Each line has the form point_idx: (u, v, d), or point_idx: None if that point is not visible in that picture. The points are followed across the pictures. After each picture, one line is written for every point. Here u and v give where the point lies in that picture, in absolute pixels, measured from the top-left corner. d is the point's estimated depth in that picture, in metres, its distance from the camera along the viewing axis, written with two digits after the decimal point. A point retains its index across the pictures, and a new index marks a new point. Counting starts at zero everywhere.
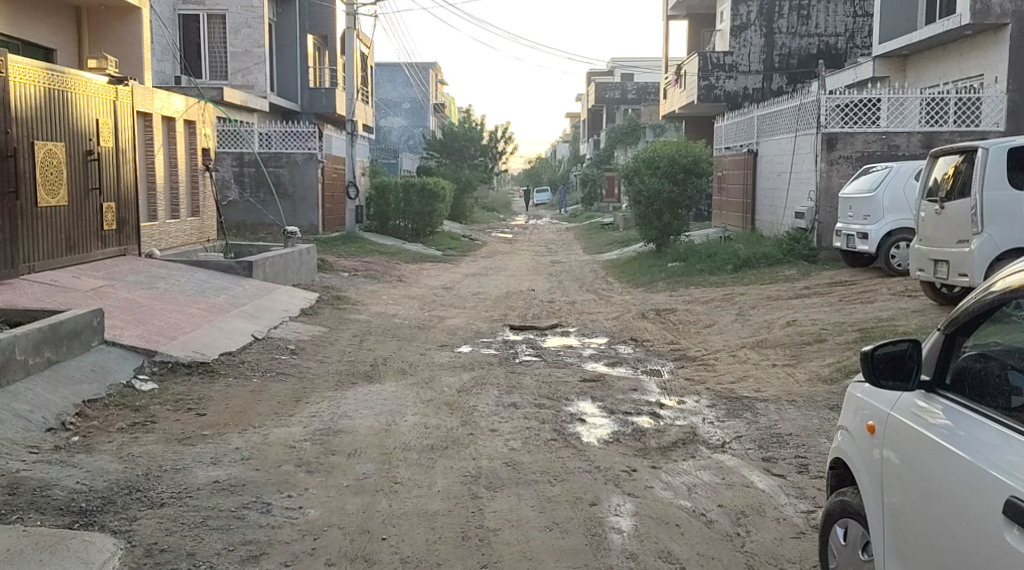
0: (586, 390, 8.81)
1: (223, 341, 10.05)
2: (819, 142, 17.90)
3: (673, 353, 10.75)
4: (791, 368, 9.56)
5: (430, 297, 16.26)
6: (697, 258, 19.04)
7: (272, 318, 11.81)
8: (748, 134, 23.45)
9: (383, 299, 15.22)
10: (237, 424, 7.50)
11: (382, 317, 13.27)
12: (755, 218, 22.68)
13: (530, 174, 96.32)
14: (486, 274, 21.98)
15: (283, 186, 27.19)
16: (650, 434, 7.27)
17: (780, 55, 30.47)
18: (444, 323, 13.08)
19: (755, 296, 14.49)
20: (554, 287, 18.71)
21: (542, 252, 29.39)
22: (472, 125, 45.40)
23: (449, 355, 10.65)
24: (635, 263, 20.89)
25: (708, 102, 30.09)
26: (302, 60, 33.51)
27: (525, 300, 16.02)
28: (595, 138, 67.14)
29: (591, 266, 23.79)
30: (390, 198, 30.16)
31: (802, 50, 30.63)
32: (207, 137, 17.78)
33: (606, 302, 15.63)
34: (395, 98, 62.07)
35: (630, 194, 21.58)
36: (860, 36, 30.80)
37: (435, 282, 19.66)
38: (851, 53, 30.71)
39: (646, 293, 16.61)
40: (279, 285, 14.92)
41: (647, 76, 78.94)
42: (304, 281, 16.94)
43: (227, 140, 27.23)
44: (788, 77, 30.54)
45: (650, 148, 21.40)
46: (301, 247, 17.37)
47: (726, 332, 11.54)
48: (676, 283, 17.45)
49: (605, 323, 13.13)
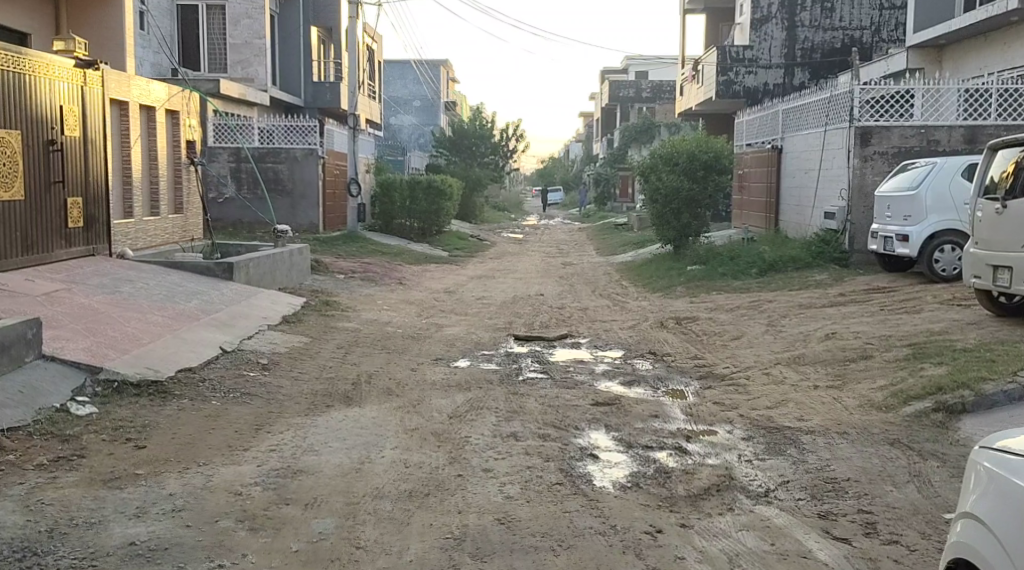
0: (598, 416, 7.54)
1: (184, 355, 8.82)
2: (852, 136, 16.63)
3: (698, 370, 9.47)
4: (835, 391, 8.27)
5: (430, 302, 15.03)
6: (718, 260, 17.74)
7: (248, 326, 10.60)
8: (772, 129, 22.12)
9: (378, 305, 13.99)
10: (179, 461, 6.26)
11: (374, 324, 12.05)
12: (779, 218, 21.35)
13: (543, 174, 95.16)
14: (493, 277, 20.74)
15: (282, 183, 26.01)
16: (676, 476, 5.99)
17: (802, 49, 29.10)
18: (442, 332, 11.85)
19: (784, 304, 13.17)
20: (565, 292, 17.43)
21: (553, 253, 28.13)
22: (483, 122, 44.15)
23: (443, 371, 9.41)
24: (651, 266, 19.60)
25: (727, 97, 28.79)
26: (305, 53, 32.36)
27: (533, 306, 14.76)
28: (609, 137, 65.91)
29: (604, 268, 22.50)
30: (395, 197, 28.94)
31: (825, 44, 29.26)
32: (190, 129, 16.62)
33: (621, 309, 14.37)
34: (406, 96, 61.04)
35: (647, 191, 20.30)
36: (886, 29, 29.25)
37: (438, 285, 18.42)
38: (876, 47, 29.27)
39: (664, 299, 15.32)
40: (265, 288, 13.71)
41: (661, 74, 77.53)
42: (295, 284, 15.73)
43: (222, 135, 26.01)
44: (810, 73, 29.16)
45: (668, 144, 20.10)
46: (293, 247, 16.17)
47: (756, 345, 10.25)
48: (697, 288, 16.15)
49: (620, 333, 11.86)
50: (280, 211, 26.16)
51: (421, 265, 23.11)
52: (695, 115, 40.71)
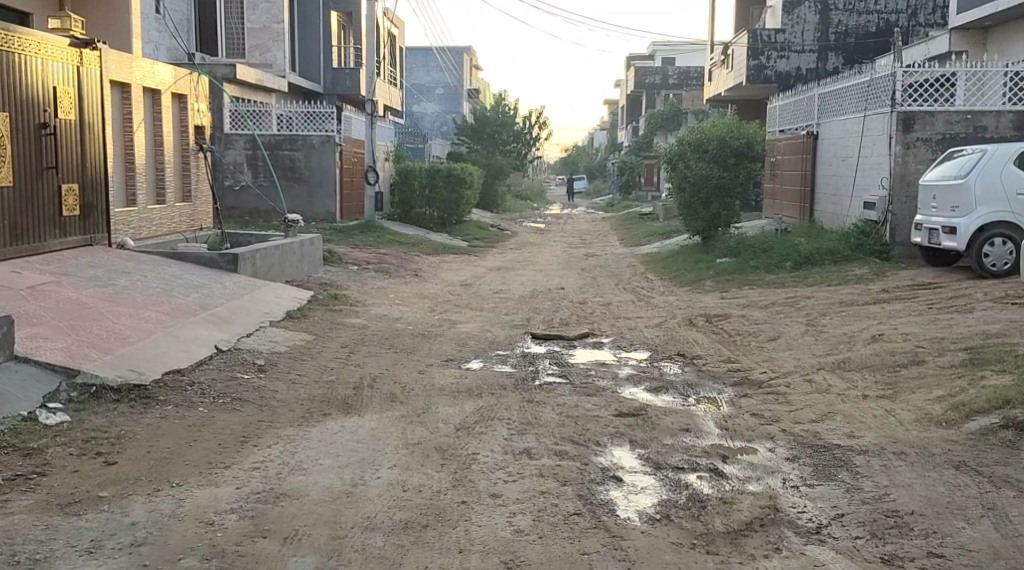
0: (623, 429, 6.76)
1: (174, 355, 8.12)
2: (893, 122, 15.74)
3: (733, 375, 8.67)
4: (887, 403, 7.46)
5: (445, 296, 14.31)
6: (750, 252, 16.89)
7: (247, 323, 9.91)
8: (808, 115, 21.19)
9: (390, 299, 13.28)
10: (151, 482, 5.55)
11: (383, 320, 11.34)
12: (814, 208, 20.47)
13: (567, 163, 94.27)
14: (513, 269, 19.99)
15: (298, 171, 25.35)
16: (712, 508, 5.24)
17: (836, 33, 28.03)
18: (456, 330, 11.11)
19: (822, 302, 12.34)
20: (587, 285, 16.64)
21: (576, 244, 27.34)
22: (506, 108, 43.36)
23: (454, 375, 8.68)
24: (679, 258, 18.77)
25: (757, 83, 27.82)
26: (325, 38, 31.69)
27: (553, 301, 14.01)
28: (634, 125, 64.94)
29: (629, 260, 21.67)
30: (415, 185, 28.23)
31: (860, 28, 28.14)
32: (200, 113, 15.94)
33: (646, 305, 13.59)
34: (429, 84, 60.37)
35: (675, 180, 19.46)
36: (923, 13, 28.08)
37: (455, 277, 17.70)
38: (913, 31, 28.06)
39: (693, 295, 14.49)
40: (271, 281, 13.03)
41: (688, 61, 76.37)
42: (304, 276, 15.06)
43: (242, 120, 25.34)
44: (844, 58, 28.10)
45: (697, 130, 19.25)
46: (304, 237, 15.52)
47: (795, 348, 9.44)
48: (728, 282, 15.32)
49: (646, 332, 11.07)
50: (296, 199, 25.52)
51: (440, 256, 22.39)
52: (724, 102, 39.73)
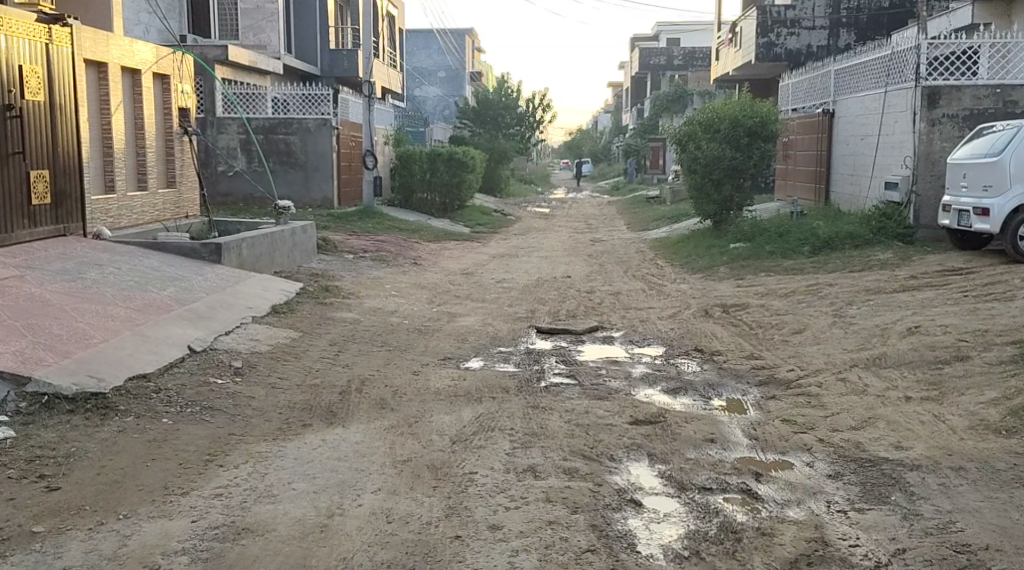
0: (640, 440, 5.98)
1: (142, 358, 7.34)
2: (918, 98, 14.91)
3: (758, 374, 7.88)
4: (933, 407, 6.68)
5: (445, 285, 13.53)
6: (765, 236, 16.07)
7: (227, 319, 9.13)
8: (823, 91, 20.32)
9: (385, 289, 12.50)
10: (95, 512, 4.79)
11: (377, 314, 10.56)
12: (830, 189, 19.63)
13: (571, 147, 93.34)
14: (517, 256, 19.20)
15: (294, 155, 24.53)
16: (749, 542, 4.51)
17: (848, 9, 27.10)
18: (456, 324, 10.33)
19: (846, 290, 11.53)
20: (595, 273, 15.84)
21: (582, 229, 26.54)
22: (508, 91, 42.48)
23: (451, 375, 7.90)
24: (690, 243, 17.96)
25: (767, 61, 26.94)
26: (321, 18, 30.80)
27: (559, 290, 13.24)
28: (638, 108, 64.05)
29: (637, 246, 20.85)
30: (415, 169, 27.40)
31: (872, 3, 27.17)
32: (183, 94, 15.16)
33: (658, 294, 12.80)
34: (430, 66, 59.30)
35: (685, 162, 18.64)
36: None
37: (456, 266, 16.92)
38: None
39: (707, 283, 13.69)
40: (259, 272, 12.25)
41: (693, 41, 75.34)
42: (296, 265, 14.30)
43: (241, 103, 24.56)
44: (856, 34, 27.20)
45: (708, 108, 18.40)
46: (295, 225, 14.76)
47: (824, 343, 8.64)
48: (744, 268, 14.52)
49: (660, 324, 10.27)
50: (292, 185, 24.71)
51: (440, 243, 21.59)
52: (732, 81, 38.86)
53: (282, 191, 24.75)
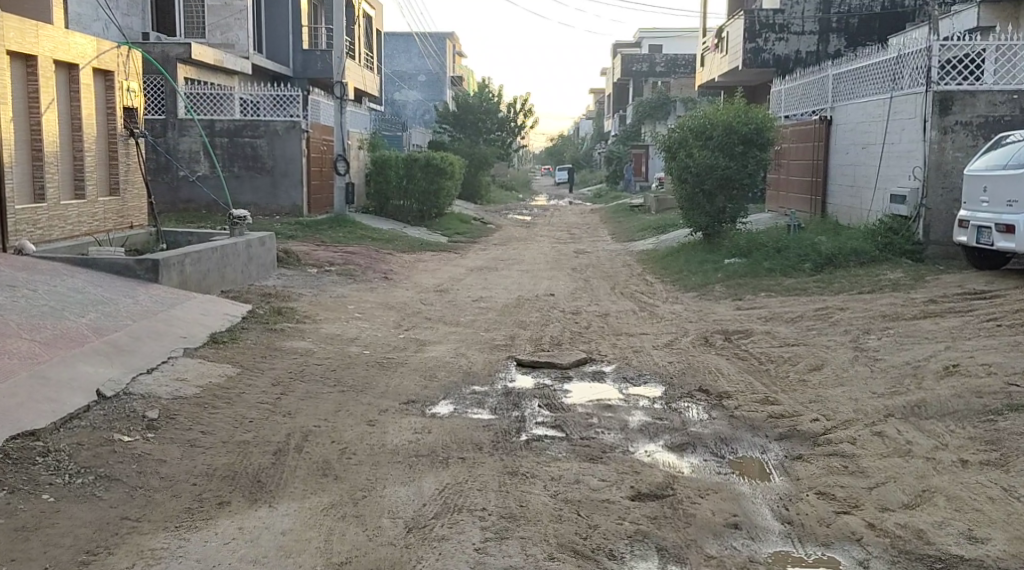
0: (643, 527, 4.77)
1: (35, 408, 6.03)
2: (929, 103, 13.77)
3: (775, 426, 6.66)
4: (999, 476, 5.47)
5: (415, 304, 12.25)
6: (762, 251, 14.90)
7: (153, 353, 7.81)
8: (818, 98, 19.20)
9: (348, 310, 11.19)
10: None
11: (335, 343, 9.25)
12: (826, 201, 18.47)
13: (552, 153, 92.22)
14: (496, 269, 17.94)
15: (260, 160, 23.15)
16: None
17: (839, 13, 26.09)
18: (424, 354, 9.05)
19: (861, 316, 10.34)
20: (580, 291, 14.61)
21: (565, 239, 25.34)
22: (488, 95, 41.28)
23: (414, 425, 6.60)
24: (679, 257, 16.80)
25: (755, 67, 25.85)
26: (294, 18, 29.39)
27: (541, 312, 11.98)
28: (621, 114, 62.93)
29: (623, 259, 19.63)
30: (390, 174, 26.03)
31: (863, 8, 26.16)
32: (130, 93, 13.85)
33: (652, 317, 11.58)
34: (411, 71, 57.74)
35: (674, 169, 17.47)
36: None
37: (430, 281, 15.63)
38: (920, 10, 25.96)
39: (703, 304, 12.49)
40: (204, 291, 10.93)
41: (676, 48, 74.49)
42: (251, 283, 12.99)
43: (206, 106, 23.15)
44: (847, 39, 26.18)
45: (700, 113, 17.18)
46: (252, 237, 13.46)
47: (851, 386, 7.42)
48: (742, 287, 13.34)
49: (655, 356, 9.03)
50: (259, 191, 23.32)
51: (414, 254, 20.29)
52: (718, 88, 37.85)
53: (248, 197, 23.37)
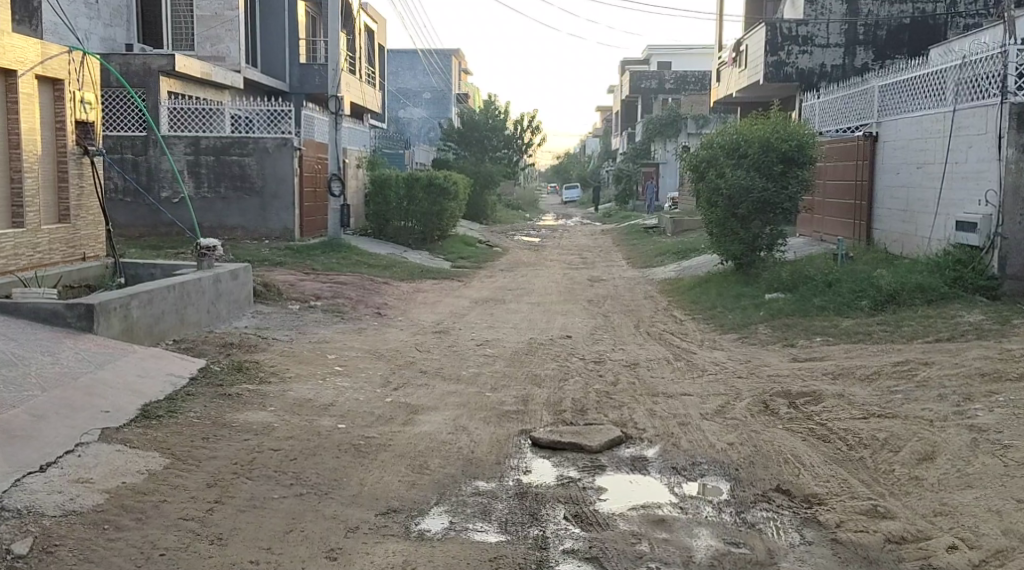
0: None
1: None
2: (1005, 117, 11.89)
3: (900, 563, 4.80)
4: None
5: (409, 351, 10.37)
6: (808, 285, 13.03)
7: (57, 440, 5.93)
8: (860, 112, 17.29)
9: (327, 361, 9.31)
10: None
11: (304, 414, 7.36)
12: (872, 227, 16.60)
13: (559, 170, 90.65)
14: (503, 301, 16.10)
15: (248, 179, 21.33)
16: None
17: (865, 25, 23.83)
18: (415, 429, 7.14)
19: (954, 374, 8.42)
20: (599, 331, 12.75)
21: (576, 265, 23.48)
22: (495, 112, 39.57)
23: (394, 560, 4.74)
24: (711, 290, 14.95)
25: (777, 82, 23.96)
26: (291, 30, 27.63)
27: (558, 362, 10.11)
28: (630, 132, 61.41)
29: (644, 289, 17.79)
30: (390, 195, 24.17)
31: (892, 19, 23.78)
32: (87, 104, 12.07)
33: (691, 369, 9.69)
34: (415, 87, 56.31)
35: (703, 192, 15.65)
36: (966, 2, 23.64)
37: (428, 317, 13.77)
38: (953, 23, 23.72)
39: (749, 351, 10.58)
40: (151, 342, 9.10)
41: (684, 64, 73.08)
42: (219, 325, 11.19)
43: (195, 121, 21.31)
44: (874, 52, 23.93)
45: (732, 128, 15.40)
46: (222, 271, 11.64)
47: (986, 494, 5.50)
48: (789, 331, 11.45)
49: (708, 430, 7.12)
50: (246, 213, 21.50)
51: (414, 282, 18.48)
52: (733, 103, 36.11)
53: (234, 219, 21.55)
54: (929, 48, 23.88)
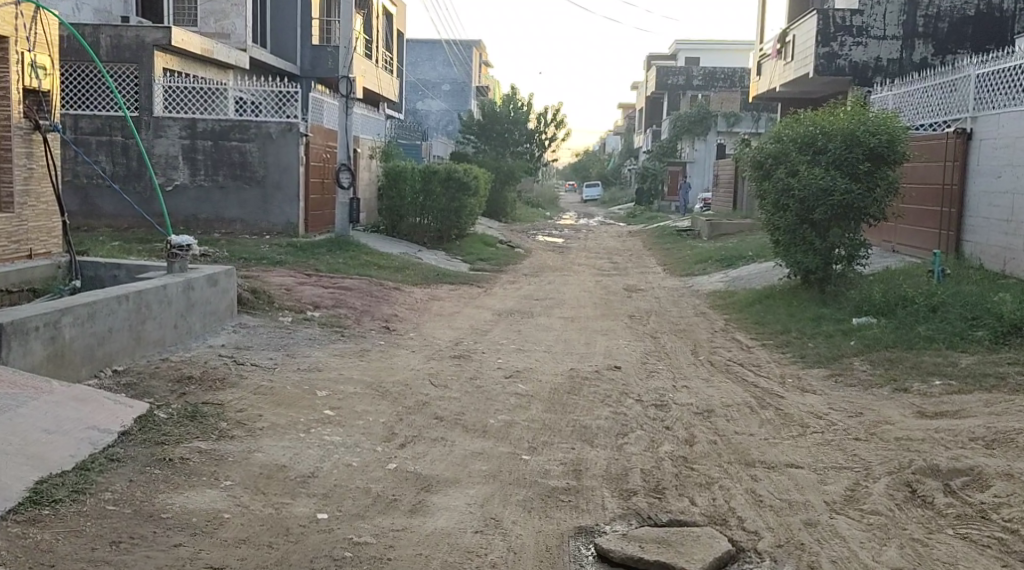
0: None
1: None
2: None
3: None
4: None
5: (421, 386, 8.17)
6: (905, 309, 10.79)
7: None
8: (948, 106, 14.98)
9: (315, 402, 7.12)
10: None
11: (272, 493, 5.20)
12: (962, 238, 14.29)
13: (579, 169, 88.22)
14: (532, 314, 13.92)
15: (249, 168, 19.04)
16: None
17: (926, 16, 20.80)
18: (427, 525, 4.98)
19: None
20: (652, 358, 10.56)
21: (608, 270, 21.30)
22: (517, 104, 37.32)
23: None
24: (778, 310, 12.76)
25: (829, 76, 21.17)
26: (304, 8, 25.47)
27: (613, 408, 7.88)
28: (655, 129, 59.06)
29: (690, 303, 15.58)
30: (405, 189, 21.97)
31: (956, 11, 20.79)
32: (42, 69, 9.98)
33: (788, 425, 7.45)
34: (434, 79, 54.18)
35: (769, 193, 13.45)
36: None
37: (445, 334, 11.59)
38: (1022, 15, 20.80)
39: (854, 399, 8.34)
40: (75, 377, 7.12)
41: (712, 61, 70.47)
42: (188, 343, 9.06)
43: (195, 103, 19.03)
44: (935, 47, 20.92)
45: (805, 119, 13.19)
46: (194, 274, 9.52)
47: None
48: (895, 371, 9.20)
49: (849, 542, 5.00)
50: (246, 205, 19.21)
51: (430, 288, 16.33)
52: (773, 99, 33.72)
53: (233, 212, 19.27)
54: (993, 43, 20.86)
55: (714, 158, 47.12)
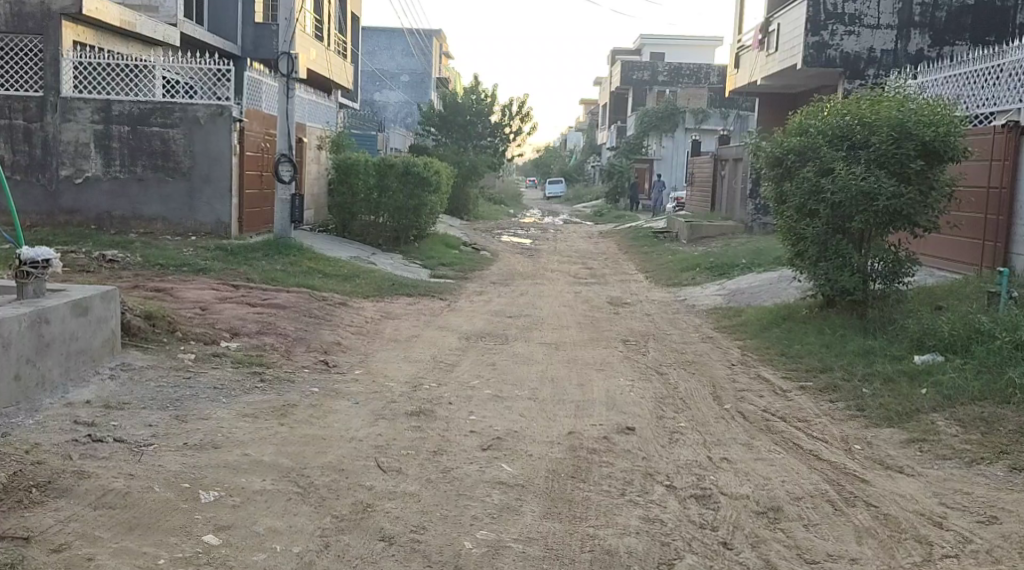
0: None
1: None
2: None
3: None
4: None
5: (365, 473, 5.64)
6: (985, 347, 8.48)
7: None
8: (1003, 94, 12.51)
9: (199, 525, 4.66)
10: None
11: None
12: (1010, 251, 11.91)
13: (539, 164, 85.69)
14: (504, 339, 11.43)
15: (173, 157, 16.22)
16: None
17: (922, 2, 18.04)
18: None
19: None
20: (668, 409, 8.08)
21: (585, 278, 18.91)
22: (480, 95, 34.71)
23: None
24: (808, 336, 10.40)
25: (816, 69, 18.40)
26: None
27: (644, 510, 5.39)
28: (619, 125, 57.01)
29: (689, 323, 13.16)
30: (357, 184, 19.30)
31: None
32: None
33: (901, 543, 5.11)
34: (393, 69, 51.36)
35: (793, 196, 11.06)
36: None
37: (399, 371, 9.04)
38: None
39: (973, 490, 5.97)
40: None
41: (677, 57, 68.48)
42: (38, 401, 6.55)
43: (111, 81, 16.11)
44: (932, 37, 18.16)
45: (841, 107, 10.83)
46: (52, 301, 6.93)
47: None
48: (1006, 442, 6.81)
49: None
50: (169, 201, 16.39)
51: (383, 302, 13.78)
52: (751, 94, 31.54)
53: (153, 208, 16.43)
54: (992, 35, 18.06)
55: (685, 155, 44.98)
